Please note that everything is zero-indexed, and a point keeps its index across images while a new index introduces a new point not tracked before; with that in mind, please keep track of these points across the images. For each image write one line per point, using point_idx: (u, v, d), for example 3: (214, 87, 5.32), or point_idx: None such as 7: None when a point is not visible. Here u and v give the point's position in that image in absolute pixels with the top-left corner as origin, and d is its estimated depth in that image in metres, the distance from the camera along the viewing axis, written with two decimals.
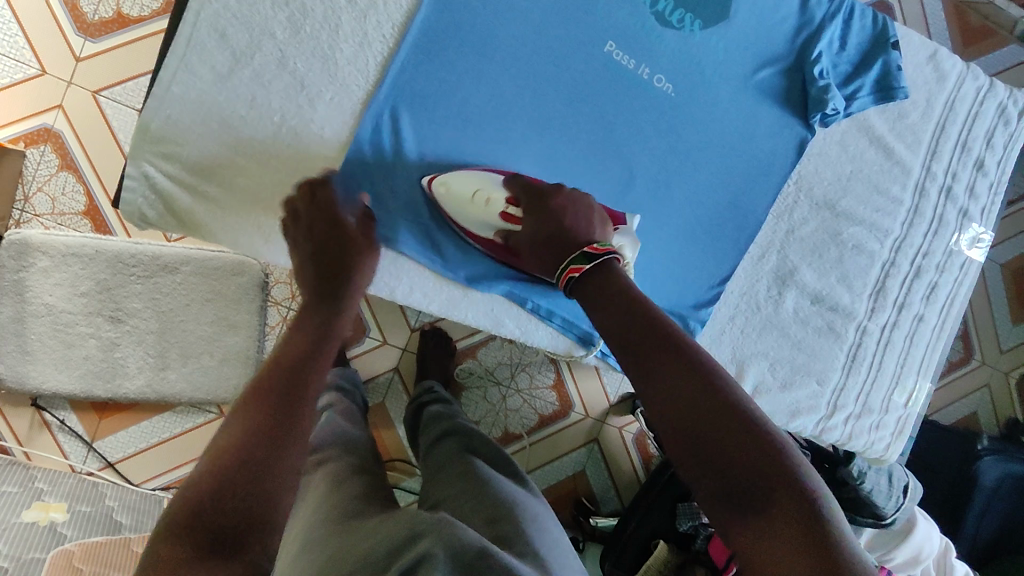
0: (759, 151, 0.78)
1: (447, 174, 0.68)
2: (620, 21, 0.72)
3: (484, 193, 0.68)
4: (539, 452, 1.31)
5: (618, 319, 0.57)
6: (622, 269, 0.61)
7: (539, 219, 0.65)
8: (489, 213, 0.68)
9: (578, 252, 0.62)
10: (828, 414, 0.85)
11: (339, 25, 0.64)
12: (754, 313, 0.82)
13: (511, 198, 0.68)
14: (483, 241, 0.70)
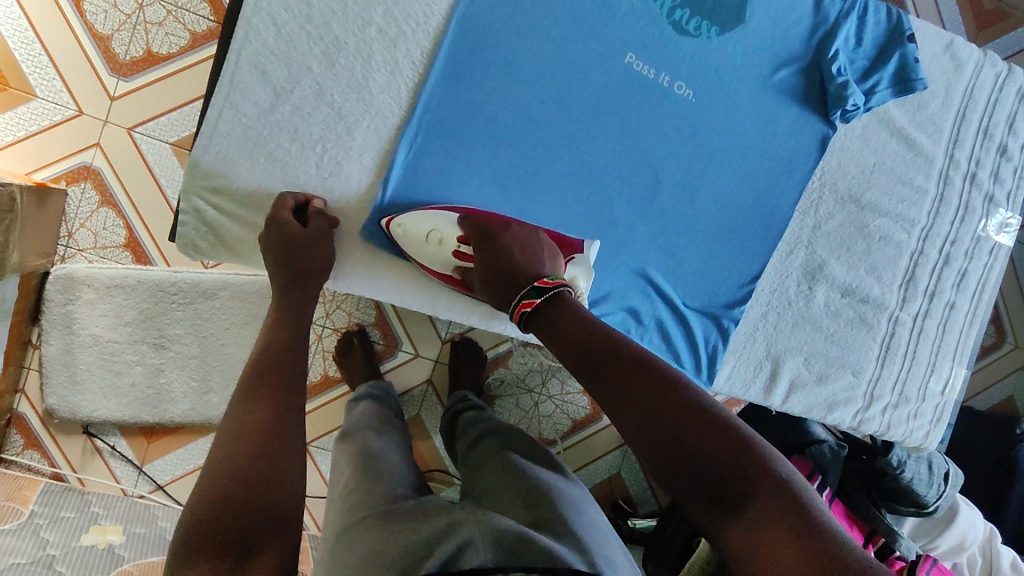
0: (781, 150, 0.80)
1: (403, 216, 0.69)
2: (639, 32, 0.73)
3: (437, 233, 0.70)
4: (574, 456, 1.33)
5: (579, 340, 0.59)
6: (573, 300, 0.63)
7: (487, 254, 0.69)
8: (442, 252, 0.71)
9: (528, 286, 0.64)
10: (865, 405, 0.86)
11: (371, 55, 0.67)
12: (787, 309, 0.83)
13: (464, 237, 0.71)
14: (436, 272, 0.73)
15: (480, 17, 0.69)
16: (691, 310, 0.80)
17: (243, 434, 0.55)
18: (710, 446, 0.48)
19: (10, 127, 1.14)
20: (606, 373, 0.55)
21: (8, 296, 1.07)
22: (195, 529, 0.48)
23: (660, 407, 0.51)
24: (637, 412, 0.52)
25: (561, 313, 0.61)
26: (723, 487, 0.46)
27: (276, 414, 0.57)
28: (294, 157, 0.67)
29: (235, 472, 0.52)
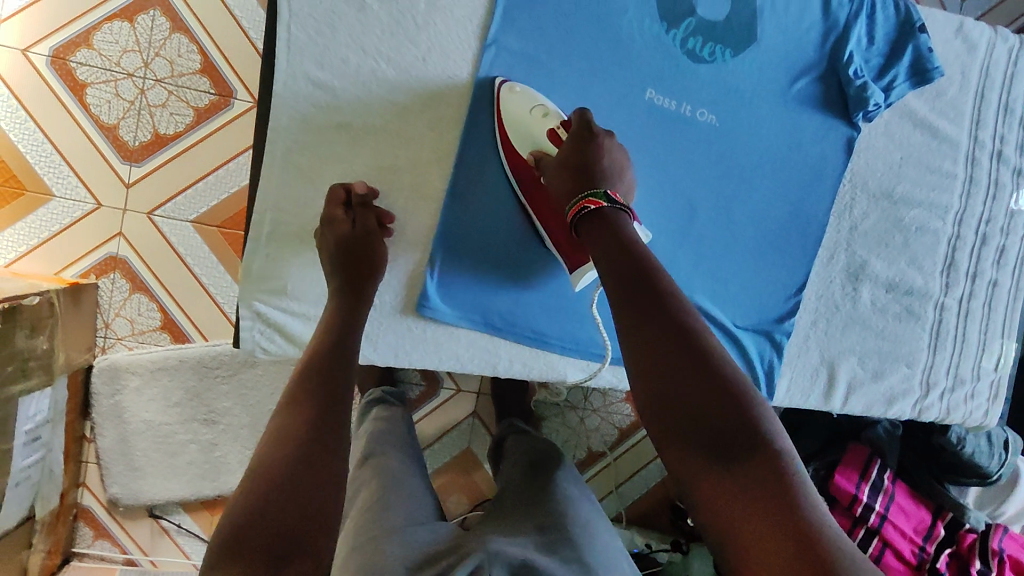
0: (808, 159, 0.80)
1: (522, 86, 0.68)
2: (656, 66, 0.73)
3: (542, 109, 0.67)
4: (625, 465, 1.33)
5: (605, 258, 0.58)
6: (632, 225, 0.60)
7: (573, 146, 0.64)
8: (537, 126, 0.66)
9: (599, 188, 0.61)
10: (922, 393, 0.87)
11: (400, 135, 0.67)
12: (835, 313, 0.83)
13: (567, 124, 0.67)
14: (517, 153, 0.68)
15: (500, 79, 0.69)
16: (744, 330, 0.80)
17: (277, 448, 0.51)
18: (711, 403, 0.49)
19: (33, 230, 1.15)
20: (631, 295, 0.54)
21: (59, 399, 1.09)
22: (235, 525, 0.46)
23: (678, 350, 0.51)
24: (660, 346, 0.52)
25: (606, 235, 0.59)
26: (717, 443, 0.48)
27: (325, 402, 0.55)
28: None
29: (274, 459, 0.49)
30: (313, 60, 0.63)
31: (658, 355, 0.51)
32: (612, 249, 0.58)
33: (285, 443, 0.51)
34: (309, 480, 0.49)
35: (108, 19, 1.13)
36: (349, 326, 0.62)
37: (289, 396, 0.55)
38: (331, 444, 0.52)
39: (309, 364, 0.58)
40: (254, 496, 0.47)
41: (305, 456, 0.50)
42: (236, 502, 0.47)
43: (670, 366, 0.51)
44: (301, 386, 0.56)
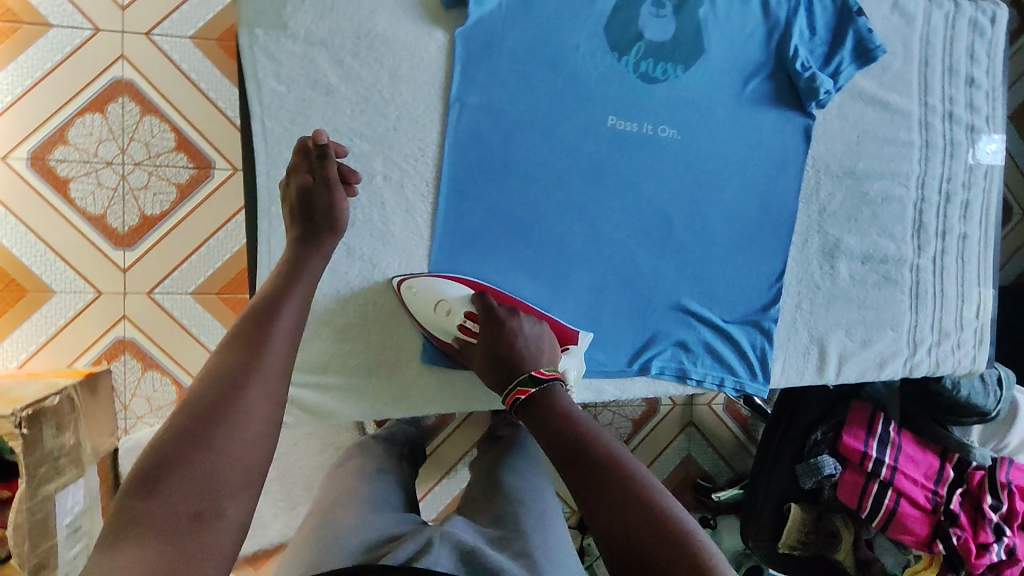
0: (771, 153, 0.84)
1: (415, 278, 0.72)
2: (613, 95, 0.78)
3: (444, 303, 0.71)
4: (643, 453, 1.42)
5: (558, 439, 0.60)
6: (564, 392, 0.66)
7: (490, 338, 0.71)
8: (449, 322, 0.71)
9: (524, 374, 0.67)
10: (911, 352, 0.91)
11: (384, 202, 0.72)
12: (817, 292, 0.87)
13: (471, 312, 0.72)
14: (440, 340, 0.73)
15: (470, 131, 0.74)
16: (733, 323, 0.84)
17: (213, 387, 0.52)
18: (672, 566, 0.49)
19: (39, 327, 1.18)
20: (585, 474, 0.56)
21: (93, 487, 1.12)
22: (149, 474, 0.47)
23: (624, 510, 0.52)
24: (614, 507, 0.53)
25: (546, 414, 0.63)
26: None
27: (258, 355, 0.55)
28: (342, 313, 0.72)
29: (195, 413, 0.50)
30: (293, 150, 0.69)
31: (607, 517, 0.53)
32: (560, 429, 0.61)
33: (221, 385, 0.52)
34: (236, 442, 0.50)
35: (80, 112, 1.16)
36: (302, 280, 0.62)
37: (231, 334, 0.56)
38: (272, 400, 0.54)
39: (257, 307, 0.58)
40: (188, 432, 0.49)
41: (246, 404, 0.52)
42: (164, 438, 0.49)
43: (625, 527, 0.52)
44: (246, 327, 0.56)
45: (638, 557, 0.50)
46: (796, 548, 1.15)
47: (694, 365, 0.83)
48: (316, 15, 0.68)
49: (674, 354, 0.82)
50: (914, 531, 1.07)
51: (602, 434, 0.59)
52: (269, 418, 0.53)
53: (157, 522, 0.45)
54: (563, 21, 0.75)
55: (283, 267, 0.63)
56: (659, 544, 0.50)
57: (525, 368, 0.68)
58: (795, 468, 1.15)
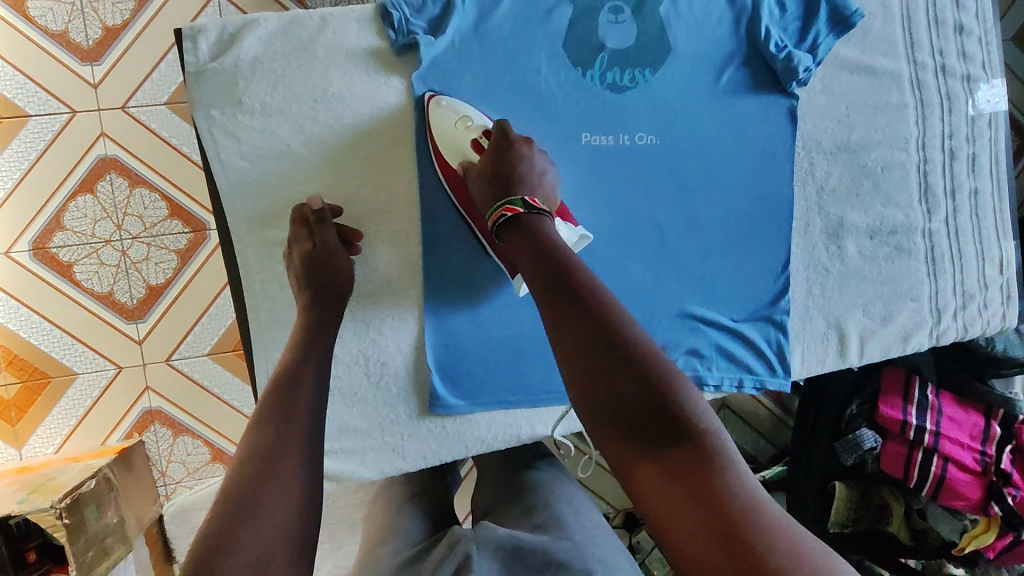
0: (757, 141, 0.80)
1: (448, 97, 0.69)
2: (583, 110, 0.75)
3: (467, 120, 0.68)
4: None
5: (528, 261, 0.57)
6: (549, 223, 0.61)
7: (497, 157, 0.66)
8: (463, 136, 0.68)
9: (516, 197, 0.63)
10: (935, 320, 0.87)
11: (367, 258, 0.72)
12: (826, 275, 0.83)
13: (488, 133, 0.68)
14: (445, 165, 0.70)
15: None
16: (743, 323, 0.81)
17: (248, 467, 0.50)
18: (635, 390, 0.46)
19: (69, 410, 1.21)
20: (554, 295, 0.53)
21: (143, 558, 1.15)
22: (200, 554, 0.43)
23: (601, 338, 0.49)
24: (578, 326, 0.50)
25: (520, 234, 0.60)
26: (645, 432, 0.45)
27: (288, 430, 0.54)
28: (343, 377, 0.72)
29: (235, 490, 0.48)
30: (269, 223, 0.69)
31: (572, 333, 0.50)
32: (533, 251, 0.58)
33: (257, 462, 0.50)
34: (282, 519, 0.48)
35: (72, 196, 1.15)
36: (316, 356, 0.62)
37: (257, 416, 0.54)
38: (309, 474, 0.52)
39: (276, 387, 0.57)
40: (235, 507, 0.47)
41: (282, 476, 0.50)
42: (210, 521, 0.46)
43: (588, 347, 0.49)
44: (271, 407, 0.55)
45: (610, 391, 0.47)
46: (847, 525, 1.12)
47: (709, 370, 0.81)
48: (269, 86, 0.68)
49: (687, 363, 0.80)
50: (968, 495, 1.02)
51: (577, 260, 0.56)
52: (307, 488, 0.51)
53: None
54: (520, 46, 0.73)
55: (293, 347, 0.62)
56: (639, 383, 0.47)
57: (520, 191, 0.64)
58: (834, 445, 1.13)
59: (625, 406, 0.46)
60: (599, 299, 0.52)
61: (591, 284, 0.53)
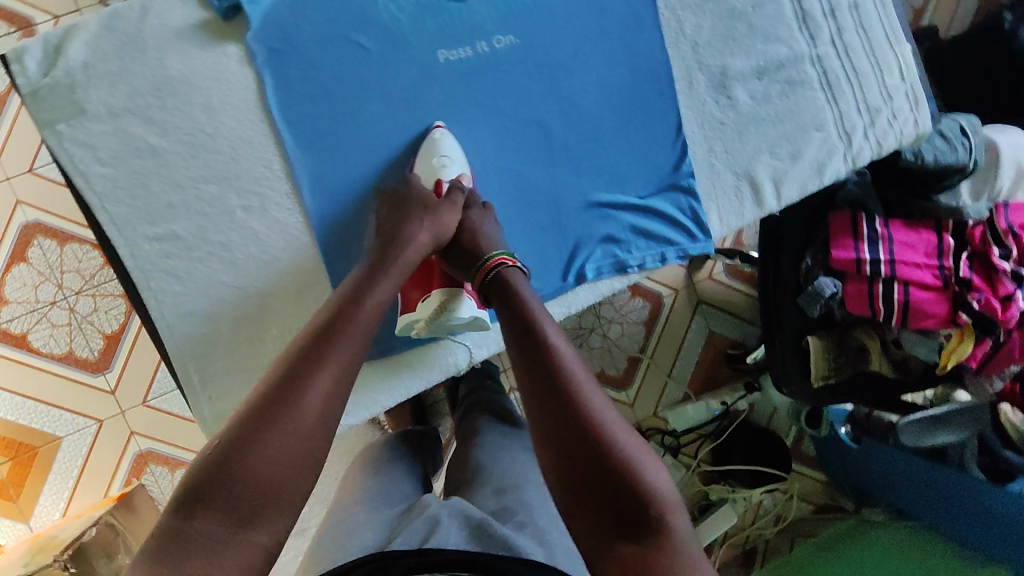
0: (617, 12, 0.78)
1: (448, 135, 0.73)
2: (431, 27, 0.73)
3: (445, 161, 0.72)
4: (664, 348, 1.52)
5: (510, 332, 0.62)
6: (528, 288, 0.65)
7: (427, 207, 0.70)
8: (425, 170, 0.72)
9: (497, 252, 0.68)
10: (847, 144, 0.84)
11: (255, 232, 0.70)
12: (724, 127, 0.81)
13: (452, 185, 0.72)
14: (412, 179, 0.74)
15: (308, 128, 0.71)
16: (650, 197, 0.81)
17: (269, 398, 0.53)
18: (602, 479, 0.52)
19: (64, 474, 1.21)
20: (532, 376, 0.58)
21: None
22: (197, 484, 0.48)
23: (579, 430, 0.53)
24: (553, 411, 0.55)
25: (505, 300, 0.64)
26: (614, 521, 0.51)
27: (321, 369, 0.56)
28: (266, 354, 0.71)
29: (249, 422, 0.51)
30: (150, 221, 0.68)
31: (546, 415, 0.55)
32: (516, 323, 0.62)
33: (259, 409, 0.52)
34: (293, 447, 0.51)
35: (7, 268, 1.16)
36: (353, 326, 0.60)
37: (290, 354, 0.57)
38: (328, 405, 0.54)
39: (315, 330, 0.59)
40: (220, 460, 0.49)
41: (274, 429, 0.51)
42: (217, 447, 0.50)
43: (560, 429, 0.54)
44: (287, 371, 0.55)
45: (578, 476, 0.52)
46: (830, 376, 1.12)
47: (629, 252, 0.80)
48: (107, 89, 0.67)
49: (606, 251, 0.79)
50: (935, 312, 1.01)
51: (557, 334, 0.61)
52: (326, 418, 0.54)
53: (201, 528, 0.47)
54: None
55: (333, 309, 0.61)
56: (608, 475, 0.52)
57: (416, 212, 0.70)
58: (798, 302, 1.12)
59: (592, 498, 0.52)
60: (571, 382, 0.56)
61: (563, 365, 0.58)
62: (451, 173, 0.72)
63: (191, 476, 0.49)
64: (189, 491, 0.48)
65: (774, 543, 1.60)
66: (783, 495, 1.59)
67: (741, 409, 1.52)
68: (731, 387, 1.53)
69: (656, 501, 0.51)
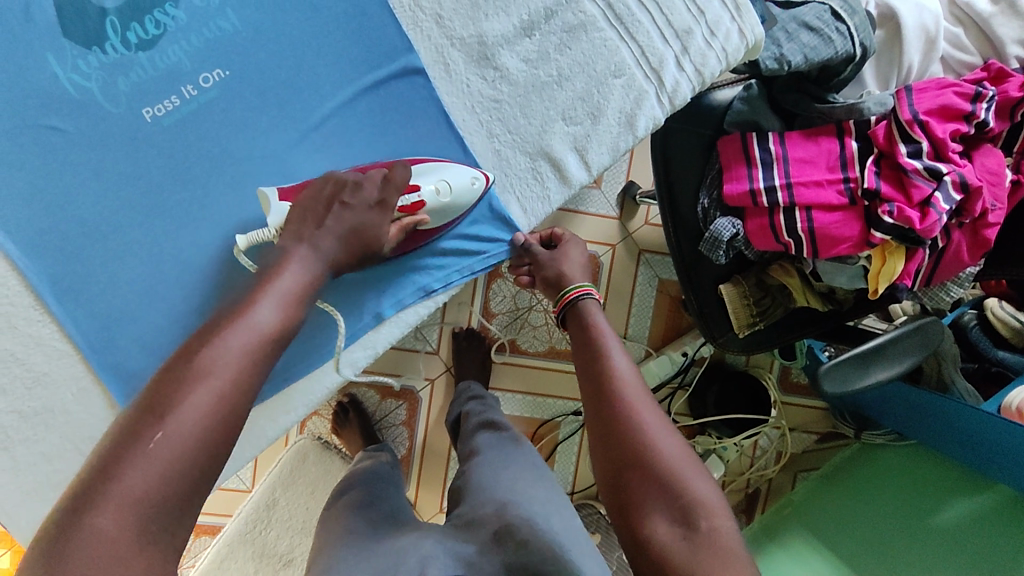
0: (339, 8, 0.68)
1: (465, 179, 0.69)
2: (127, 87, 0.65)
3: (440, 184, 0.68)
4: (616, 309, 1.41)
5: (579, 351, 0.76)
6: (597, 315, 0.78)
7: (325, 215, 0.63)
8: (422, 180, 0.68)
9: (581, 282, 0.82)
10: (658, 83, 0.70)
11: (12, 352, 0.67)
12: (500, 104, 0.69)
13: (418, 211, 0.68)
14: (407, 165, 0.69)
15: (29, 235, 0.65)
16: None
17: (154, 398, 0.51)
18: (652, 481, 0.63)
19: None
20: (598, 396, 0.70)
21: None
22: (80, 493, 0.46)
23: (632, 432, 0.66)
24: (614, 425, 0.67)
25: (578, 326, 0.78)
26: (668, 514, 0.62)
27: (220, 356, 0.53)
28: (66, 467, 0.69)
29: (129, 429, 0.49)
30: None
31: (610, 431, 0.67)
32: (585, 349, 0.75)
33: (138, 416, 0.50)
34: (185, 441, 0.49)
35: None
36: (247, 318, 0.56)
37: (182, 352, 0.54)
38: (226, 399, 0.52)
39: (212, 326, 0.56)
40: (103, 462, 0.48)
41: (159, 431, 0.49)
42: (93, 460, 0.48)
43: (620, 441, 0.66)
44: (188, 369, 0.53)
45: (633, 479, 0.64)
46: (758, 322, 1.00)
47: (430, 274, 0.72)
48: None
49: (400, 279, 0.71)
50: (845, 236, 0.86)
51: (618, 363, 0.72)
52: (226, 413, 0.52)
53: (87, 523, 0.45)
54: (19, 59, 0.63)
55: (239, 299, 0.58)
56: (646, 455, 0.64)
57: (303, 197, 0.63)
58: (701, 249, 1.00)
59: (644, 492, 0.63)
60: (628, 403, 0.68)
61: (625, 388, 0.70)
62: (429, 200, 0.68)
63: (74, 483, 0.47)
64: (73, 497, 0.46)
65: (777, 481, 1.52)
66: (777, 432, 1.48)
67: (706, 354, 1.43)
68: (694, 333, 1.42)
69: (701, 501, 0.62)
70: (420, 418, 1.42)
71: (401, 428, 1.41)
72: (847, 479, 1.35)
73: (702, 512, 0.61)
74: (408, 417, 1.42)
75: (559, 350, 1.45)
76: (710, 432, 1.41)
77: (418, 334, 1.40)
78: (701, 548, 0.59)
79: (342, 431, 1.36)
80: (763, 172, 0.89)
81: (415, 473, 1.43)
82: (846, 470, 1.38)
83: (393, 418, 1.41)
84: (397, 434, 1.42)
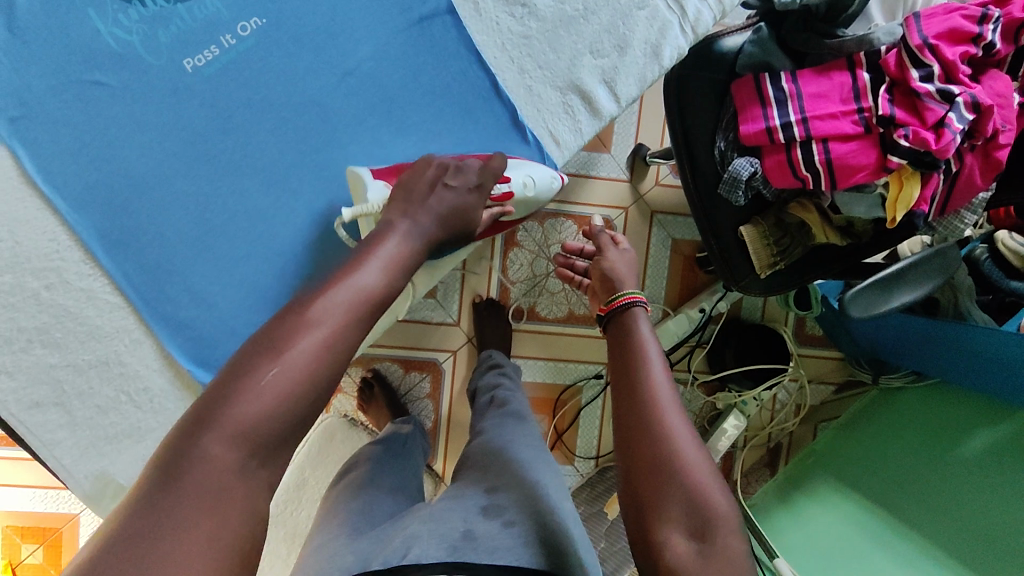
0: None
1: (545, 176, 0.76)
2: (167, 37, 0.67)
3: (527, 180, 0.75)
4: None
5: (616, 352, 0.77)
6: (638, 322, 0.79)
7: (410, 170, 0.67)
8: (515, 172, 0.74)
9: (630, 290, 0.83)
10: (680, 13, 0.73)
11: (64, 307, 0.67)
12: (530, 41, 0.72)
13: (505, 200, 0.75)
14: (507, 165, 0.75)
15: (76, 188, 0.66)
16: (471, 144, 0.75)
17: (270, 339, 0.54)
18: (672, 491, 0.63)
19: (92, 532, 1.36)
20: (627, 398, 0.70)
21: None
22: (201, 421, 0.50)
23: (659, 436, 0.66)
24: (642, 427, 0.67)
25: (620, 331, 0.79)
26: (682, 527, 0.62)
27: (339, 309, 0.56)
28: (121, 420, 0.69)
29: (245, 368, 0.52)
30: None
31: (638, 433, 0.67)
32: (624, 350, 0.76)
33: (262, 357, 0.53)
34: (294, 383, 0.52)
35: None
36: (358, 280, 0.58)
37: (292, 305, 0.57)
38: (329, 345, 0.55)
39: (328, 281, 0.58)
40: (230, 405, 0.50)
41: (277, 382, 0.51)
42: (211, 391, 0.51)
43: (646, 443, 0.66)
44: (282, 317, 0.55)
45: (655, 484, 0.64)
46: (779, 262, 1.03)
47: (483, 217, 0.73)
48: None
49: None
50: (863, 164, 0.88)
51: (653, 370, 0.72)
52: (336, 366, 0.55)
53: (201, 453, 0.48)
54: (62, 16, 0.65)
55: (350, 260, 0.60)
56: (671, 462, 0.64)
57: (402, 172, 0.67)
58: (719, 192, 1.02)
59: (664, 495, 0.63)
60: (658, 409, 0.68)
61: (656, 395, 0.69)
62: (515, 192, 0.75)
63: (196, 407, 0.51)
64: (194, 424, 0.50)
65: (797, 434, 1.55)
66: (796, 385, 1.51)
67: (722, 310, 1.45)
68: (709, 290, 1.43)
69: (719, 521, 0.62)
70: (444, 389, 1.43)
71: (425, 400, 1.43)
72: (854, 441, 1.36)
73: (718, 531, 0.61)
74: (432, 389, 1.43)
75: (577, 315, 1.47)
76: (730, 387, 1.44)
77: (438, 306, 1.41)
78: (715, 564, 0.60)
79: (368, 407, 1.37)
80: (779, 109, 0.91)
81: (442, 445, 1.44)
82: (862, 421, 1.39)
83: (417, 391, 1.42)
84: (421, 407, 1.43)
